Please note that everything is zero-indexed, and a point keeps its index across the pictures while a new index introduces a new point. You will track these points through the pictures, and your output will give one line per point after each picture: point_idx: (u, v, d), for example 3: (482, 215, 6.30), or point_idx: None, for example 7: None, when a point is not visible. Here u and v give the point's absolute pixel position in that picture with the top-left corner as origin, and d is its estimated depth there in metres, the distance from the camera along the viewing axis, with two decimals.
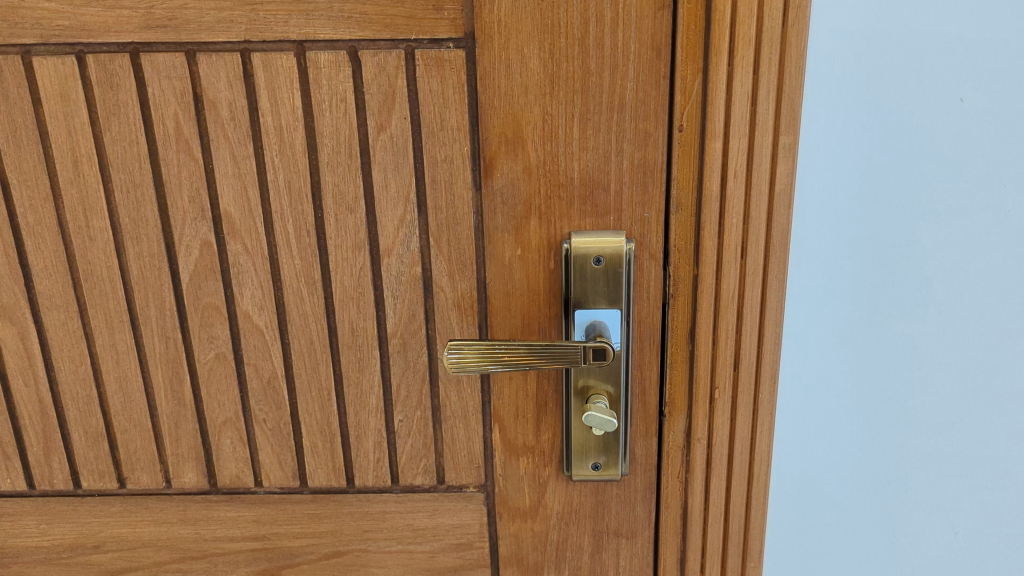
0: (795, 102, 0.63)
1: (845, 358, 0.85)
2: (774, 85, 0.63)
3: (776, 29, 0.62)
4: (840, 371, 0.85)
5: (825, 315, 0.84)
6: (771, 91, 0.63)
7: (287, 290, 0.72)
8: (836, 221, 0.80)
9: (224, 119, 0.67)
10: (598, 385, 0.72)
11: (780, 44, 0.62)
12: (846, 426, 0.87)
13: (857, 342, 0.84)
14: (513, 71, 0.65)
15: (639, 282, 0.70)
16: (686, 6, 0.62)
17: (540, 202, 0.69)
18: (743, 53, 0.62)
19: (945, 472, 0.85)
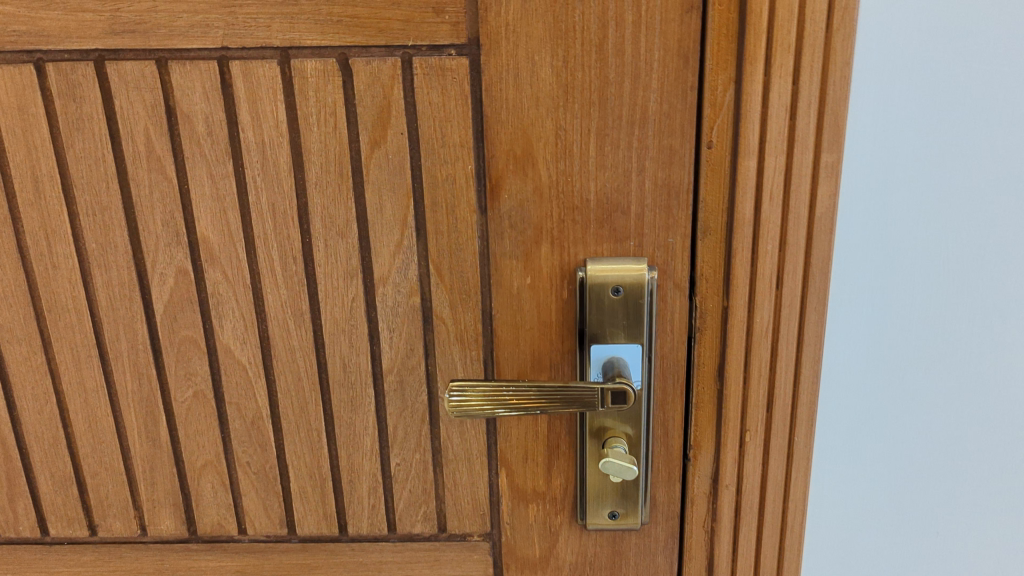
0: (840, 116, 0.56)
1: (876, 405, 0.76)
2: (816, 97, 0.56)
3: (819, 34, 0.55)
4: (872, 417, 0.76)
5: (873, 354, 0.75)
6: (812, 103, 0.56)
7: (271, 322, 0.65)
8: (888, 251, 0.71)
9: (200, 134, 0.60)
10: (616, 427, 0.65)
11: (823, 52, 0.55)
12: (874, 477, 0.78)
13: (887, 388, 0.75)
14: (523, 81, 0.58)
15: (663, 313, 0.63)
16: (716, 7, 0.55)
17: (552, 226, 0.62)
18: (782, 62, 0.55)
19: (997, 517, 0.78)
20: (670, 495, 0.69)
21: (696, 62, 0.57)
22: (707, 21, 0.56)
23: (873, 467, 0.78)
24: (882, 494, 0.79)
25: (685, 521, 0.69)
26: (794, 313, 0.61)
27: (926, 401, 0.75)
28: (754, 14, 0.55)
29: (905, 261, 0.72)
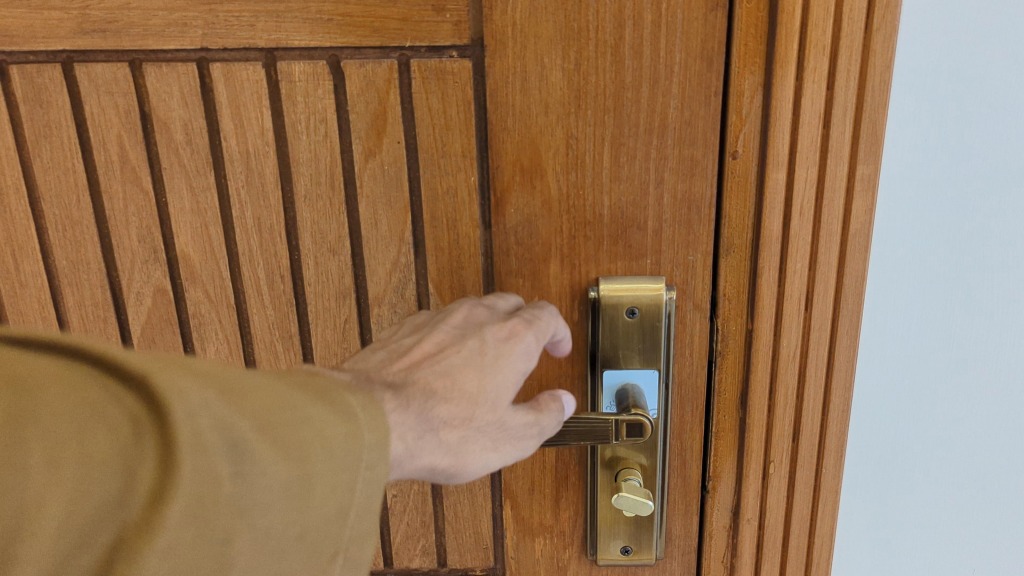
0: (879, 125, 0.51)
1: (958, 459, 0.62)
2: (853, 103, 0.51)
3: (857, 34, 0.50)
4: (958, 471, 0.62)
5: (965, 398, 0.60)
6: (849, 109, 0.51)
7: (258, 344, 0.60)
8: (991, 273, 0.56)
9: (178, 143, 0.55)
10: (629, 458, 0.60)
11: (861, 54, 0.50)
12: (958, 540, 0.64)
13: (982, 437, 0.61)
14: (531, 86, 0.53)
15: (681, 336, 0.58)
16: (744, 4, 0.50)
17: (561, 242, 0.57)
18: (815, 64, 0.50)
19: None
20: (687, 528, 0.64)
21: (721, 66, 0.52)
22: (734, 20, 0.51)
23: (957, 528, 0.64)
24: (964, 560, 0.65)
25: (701, 557, 0.65)
26: (824, 338, 0.56)
27: (994, 469, 0.62)
28: (786, 12, 0.50)
29: (972, 317, 0.57)
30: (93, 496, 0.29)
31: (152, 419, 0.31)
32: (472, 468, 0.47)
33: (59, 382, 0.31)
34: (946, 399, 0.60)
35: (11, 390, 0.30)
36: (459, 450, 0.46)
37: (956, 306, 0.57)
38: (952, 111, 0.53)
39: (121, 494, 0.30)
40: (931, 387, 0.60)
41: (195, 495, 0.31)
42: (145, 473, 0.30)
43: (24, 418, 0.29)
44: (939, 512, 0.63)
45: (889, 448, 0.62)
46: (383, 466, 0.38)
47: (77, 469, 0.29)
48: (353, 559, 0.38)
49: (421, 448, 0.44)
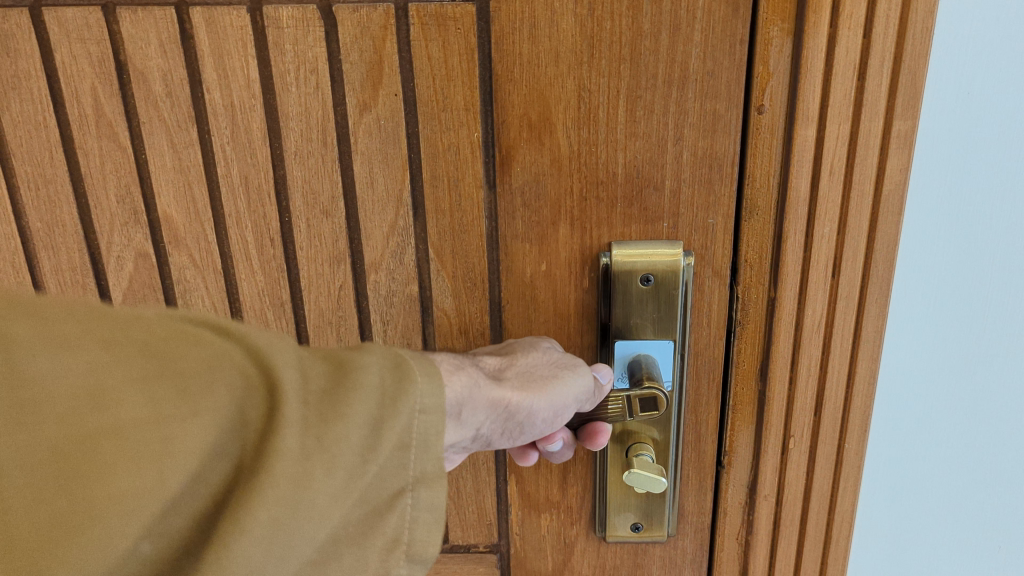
0: (919, 76, 0.47)
1: (969, 439, 0.58)
2: (891, 51, 0.47)
3: None
4: (972, 451, 0.59)
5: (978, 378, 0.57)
6: (886, 59, 0.47)
7: (246, 313, 0.56)
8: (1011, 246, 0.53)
9: (157, 95, 0.51)
10: (642, 433, 0.57)
11: None
12: (983, 519, 0.61)
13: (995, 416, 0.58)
14: (540, 33, 0.48)
15: (699, 304, 0.55)
16: None
17: (571, 203, 0.53)
18: (852, 9, 0.46)
19: None
20: (699, 505, 0.61)
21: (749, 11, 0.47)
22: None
23: (978, 508, 0.61)
24: (981, 542, 0.62)
25: (713, 536, 0.62)
26: (851, 308, 0.52)
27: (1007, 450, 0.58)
28: None
29: (991, 292, 0.54)
30: (219, 444, 0.33)
31: (263, 380, 0.34)
32: (541, 409, 0.46)
33: (180, 342, 0.34)
34: (970, 380, 0.57)
35: (144, 354, 0.33)
36: (524, 382, 0.47)
37: (986, 282, 0.54)
38: (994, 71, 0.48)
39: (234, 441, 0.34)
40: (956, 365, 0.56)
41: (300, 433, 0.34)
42: (254, 418, 0.34)
43: (160, 373, 0.33)
44: (958, 494, 0.60)
45: (912, 430, 0.58)
46: (438, 412, 0.38)
47: (208, 420, 0.33)
48: (423, 502, 0.39)
49: (480, 383, 0.44)
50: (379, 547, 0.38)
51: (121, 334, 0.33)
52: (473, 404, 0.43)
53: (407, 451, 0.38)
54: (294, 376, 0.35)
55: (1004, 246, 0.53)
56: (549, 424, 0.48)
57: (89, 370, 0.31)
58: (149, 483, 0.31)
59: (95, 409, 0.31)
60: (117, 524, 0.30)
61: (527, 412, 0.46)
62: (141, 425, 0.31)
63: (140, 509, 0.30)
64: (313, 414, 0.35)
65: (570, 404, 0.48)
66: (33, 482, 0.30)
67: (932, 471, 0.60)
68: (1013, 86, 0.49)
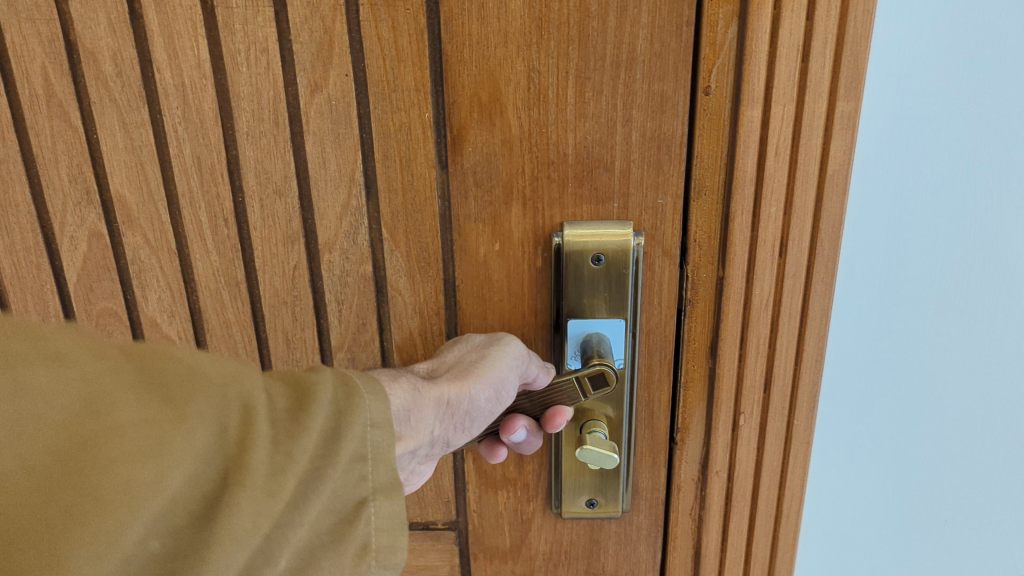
0: (861, 57, 0.47)
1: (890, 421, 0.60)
2: (834, 33, 0.47)
3: None
4: (896, 431, 0.61)
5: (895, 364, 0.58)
6: (828, 41, 0.47)
7: (202, 293, 0.57)
8: (922, 238, 0.54)
9: (108, 75, 0.51)
10: (596, 410, 0.58)
11: None
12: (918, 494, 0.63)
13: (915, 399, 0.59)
14: (489, 14, 0.49)
15: (650, 283, 0.56)
16: None
17: (523, 183, 0.53)
18: None
19: None
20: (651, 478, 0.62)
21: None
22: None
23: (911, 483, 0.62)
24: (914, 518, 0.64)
25: (666, 511, 0.63)
26: (798, 286, 0.53)
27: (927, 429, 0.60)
28: None
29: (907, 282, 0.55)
30: (209, 454, 0.32)
31: (242, 393, 0.34)
32: (483, 393, 0.48)
33: (164, 357, 0.34)
34: (916, 357, 0.58)
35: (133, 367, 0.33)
36: (459, 374, 0.48)
37: (924, 265, 0.55)
38: (936, 52, 0.49)
39: (219, 450, 0.32)
40: (902, 343, 0.57)
41: (271, 448, 0.33)
42: (235, 432, 0.33)
43: (149, 384, 0.32)
44: (904, 469, 0.62)
45: (858, 404, 0.60)
46: (387, 426, 0.37)
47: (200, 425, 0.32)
48: (383, 511, 0.38)
49: (417, 388, 0.46)
50: (350, 554, 0.37)
51: (111, 351, 0.33)
52: (416, 410, 0.45)
53: (363, 463, 0.37)
54: (263, 396, 0.35)
55: (949, 228, 0.53)
56: (494, 406, 0.50)
57: (86, 375, 0.31)
58: (151, 477, 0.30)
59: (93, 410, 0.30)
60: (119, 520, 0.29)
61: (469, 401, 0.48)
62: (142, 424, 0.31)
63: (144, 502, 0.30)
64: (282, 424, 0.35)
65: (509, 379, 0.50)
66: (39, 478, 0.29)
67: (878, 443, 0.61)
68: (955, 68, 0.49)
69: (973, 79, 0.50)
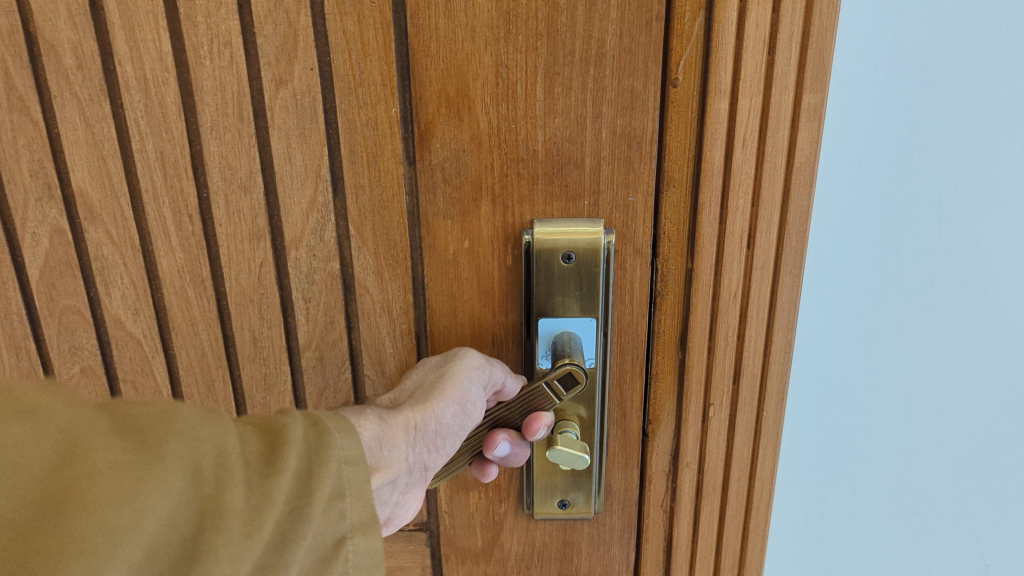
0: (826, 51, 0.47)
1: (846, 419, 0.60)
2: (799, 26, 0.47)
3: None
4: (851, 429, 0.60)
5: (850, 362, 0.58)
6: (794, 34, 0.47)
7: (167, 290, 0.56)
8: (874, 234, 0.53)
9: (68, 68, 0.50)
10: (570, 411, 0.57)
11: None
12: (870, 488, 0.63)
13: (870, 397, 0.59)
14: (456, 8, 0.48)
15: (621, 281, 0.55)
16: None
17: (492, 180, 0.52)
18: None
19: None
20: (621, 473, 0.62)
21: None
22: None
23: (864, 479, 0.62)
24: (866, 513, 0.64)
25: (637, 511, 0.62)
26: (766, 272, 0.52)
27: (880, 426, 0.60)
28: None
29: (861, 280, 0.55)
30: (187, 496, 0.31)
31: (216, 437, 0.33)
32: (447, 411, 0.47)
33: (136, 404, 0.33)
34: (886, 353, 0.57)
35: (106, 415, 0.32)
36: (422, 396, 0.47)
37: (878, 262, 0.54)
38: (902, 44, 0.49)
39: (195, 492, 0.31)
40: (871, 338, 0.57)
41: (244, 490, 0.33)
42: (210, 473, 0.32)
43: (123, 429, 0.32)
44: (876, 463, 0.62)
45: (829, 401, 0.59)
46: (360, 463, 0.37)
47: (177, 466, 0.31)
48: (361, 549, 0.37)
49: (379, 416, 0.44)
50: None
51: (82, 399, 0.32)
52: (380, 438, 0.44)
53: (341, 500, 0.36)
54: (235, 440, 0.34)
55: (916, 221, 0.53)
56: (463, 421, 0.49)
57: (61, 419, 0.30)
58: (130, 518, 0.29)
59: (68, 453, 0.29)
60: (103, 560, 0.27)
61: (435, 420, 0.47)
62: (119, 465, 0.29)
63: (125, 545, 0.28)
64: (255, 468, 0.34)
65: (473, 390, 0.49)
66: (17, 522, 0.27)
67: (848, 439, 0.61)
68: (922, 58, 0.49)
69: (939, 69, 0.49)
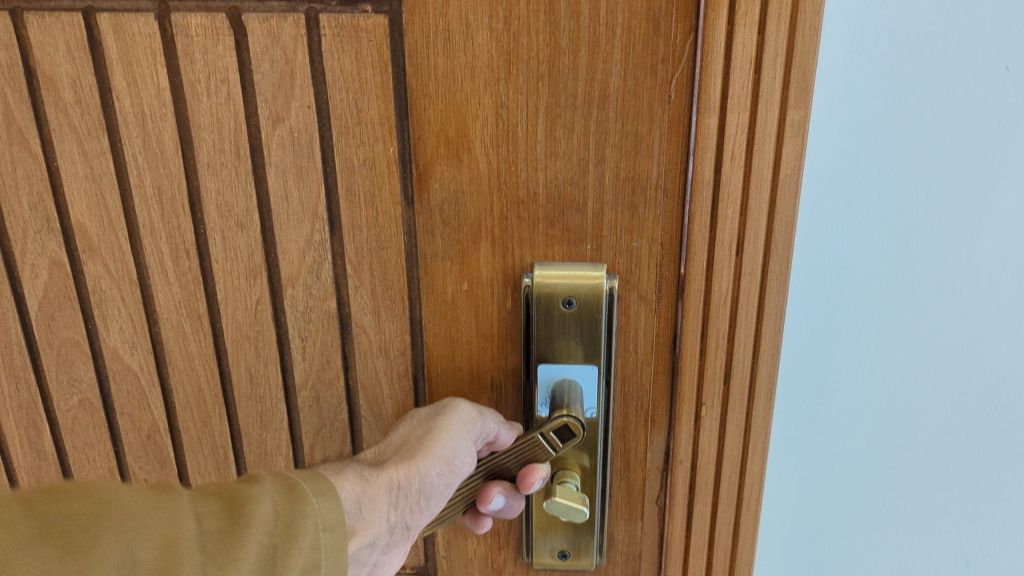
0: (810, 70, 0.44)
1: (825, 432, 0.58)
2: (784, 50, 0.44)
3: None
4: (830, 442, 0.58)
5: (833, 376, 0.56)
6: (779, 55, 0.44)
7: (164, 325, 0.55)
8: (858, 244, 0.51)
9: (67, 102, 0.49)
10: (570, 460, 0.55)
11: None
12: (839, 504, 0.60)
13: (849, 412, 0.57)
14: (454, 47, 0.47)
15: (625, 329, 0.53)
16: None
17: (491, 223, 0.51)
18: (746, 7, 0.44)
19: None
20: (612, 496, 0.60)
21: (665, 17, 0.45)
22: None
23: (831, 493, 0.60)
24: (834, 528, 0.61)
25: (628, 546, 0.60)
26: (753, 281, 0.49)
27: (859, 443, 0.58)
28: None
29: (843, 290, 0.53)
30: None
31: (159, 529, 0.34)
32: (433, 468, 0.47)
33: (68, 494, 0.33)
34: (877, 368, 0.55)
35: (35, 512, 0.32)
36: (407, 454, 0.47)
37: (862, 273, 0.52)
38: (888, 44, 0.46)
39: None
40: (861, 354, 0.55)
41: None
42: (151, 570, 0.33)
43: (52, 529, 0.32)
44: (871, 481, 0.59)
45: (817, 416, 0.57)
46: (339, 526, 0.38)
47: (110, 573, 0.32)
48: None
49: (363, 476, 0.44)
50: None
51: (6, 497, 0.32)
52: (365, 497, 0.43)
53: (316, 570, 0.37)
54: (186, 523, 0.35)
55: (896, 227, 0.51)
56: (451, 478, 0.48)
57: None
58: None
59: None
60: None
61: (421, 478, 0.46)
62: None
63: None
64: (210, 547, 0.35)
65: (462, 447, 0.48)
66: None
67: (840, 457, 0.59)
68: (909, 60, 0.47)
69: (928, 71, 0.46)
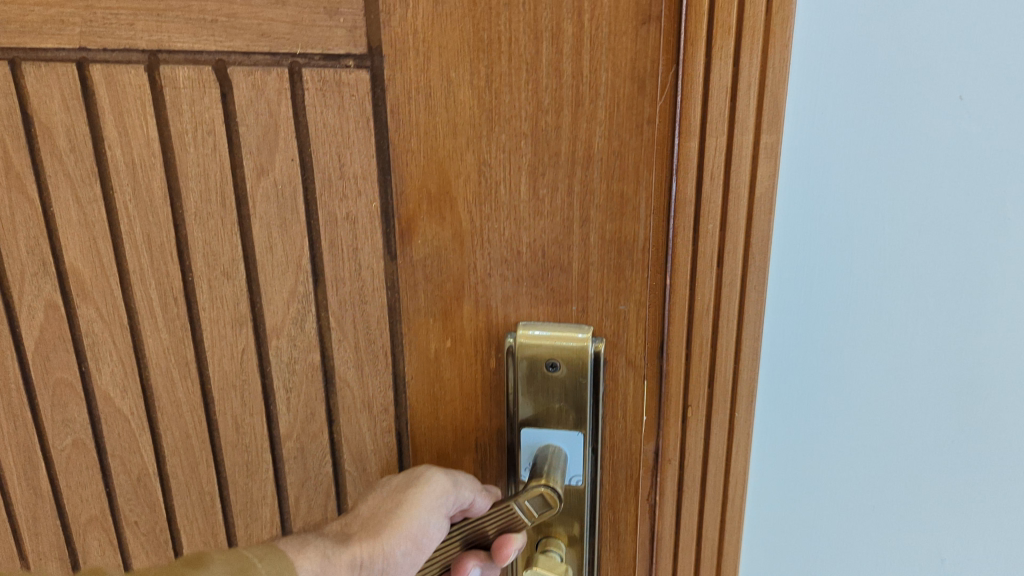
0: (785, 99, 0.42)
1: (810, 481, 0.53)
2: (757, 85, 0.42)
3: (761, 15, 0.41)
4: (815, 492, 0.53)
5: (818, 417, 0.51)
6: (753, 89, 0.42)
7: (153, 370, 0.55)
8: (843, 274, 0.47)
9: (62, 151, 0.50)
10: (560, 528, 0.53)
11: (765, 36, 0.42)
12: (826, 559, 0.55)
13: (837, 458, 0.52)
14: (436, 104, 0.46)
15: (613, 395, 0.51)
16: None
17: (475, 280, 0.49)
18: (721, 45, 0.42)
19: None
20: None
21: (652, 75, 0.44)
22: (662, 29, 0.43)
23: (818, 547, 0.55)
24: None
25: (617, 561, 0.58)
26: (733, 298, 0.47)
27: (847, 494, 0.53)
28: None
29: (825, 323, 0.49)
30: None
31: None
32: (399, 547, 0.47)
33: None
34: (871, 404, 0.50)
35: None
36: (374, 529, 0.48)
37: (847, 306, 0.48)
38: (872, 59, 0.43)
39: None
40: (848, 392, 0.50)
41: None
42: None
43: None
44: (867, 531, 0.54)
45: (807, 458, 0.53)
46: None
47: None
48: None
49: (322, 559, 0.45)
50: None
51: None
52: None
53: None
54: None
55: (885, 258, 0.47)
56: (422, 551, 0.49)
57: None
58: None
59: None
60: None
61: (385, 558, 0.47)
62: None
63: None
64: None
65: (432, 523, 0.49)
66: None
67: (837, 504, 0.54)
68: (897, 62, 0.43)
69: (920, 79, 0.43)
